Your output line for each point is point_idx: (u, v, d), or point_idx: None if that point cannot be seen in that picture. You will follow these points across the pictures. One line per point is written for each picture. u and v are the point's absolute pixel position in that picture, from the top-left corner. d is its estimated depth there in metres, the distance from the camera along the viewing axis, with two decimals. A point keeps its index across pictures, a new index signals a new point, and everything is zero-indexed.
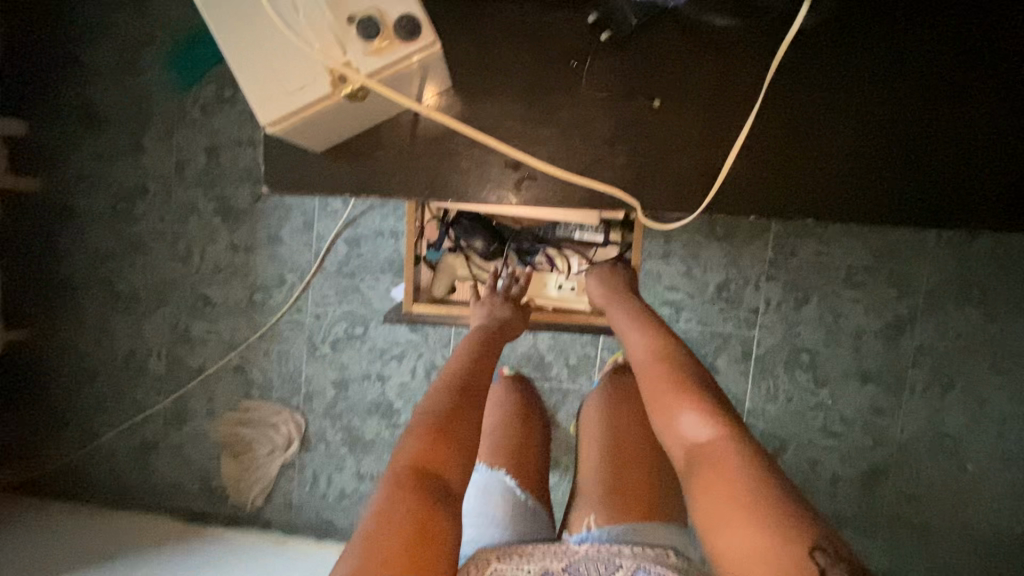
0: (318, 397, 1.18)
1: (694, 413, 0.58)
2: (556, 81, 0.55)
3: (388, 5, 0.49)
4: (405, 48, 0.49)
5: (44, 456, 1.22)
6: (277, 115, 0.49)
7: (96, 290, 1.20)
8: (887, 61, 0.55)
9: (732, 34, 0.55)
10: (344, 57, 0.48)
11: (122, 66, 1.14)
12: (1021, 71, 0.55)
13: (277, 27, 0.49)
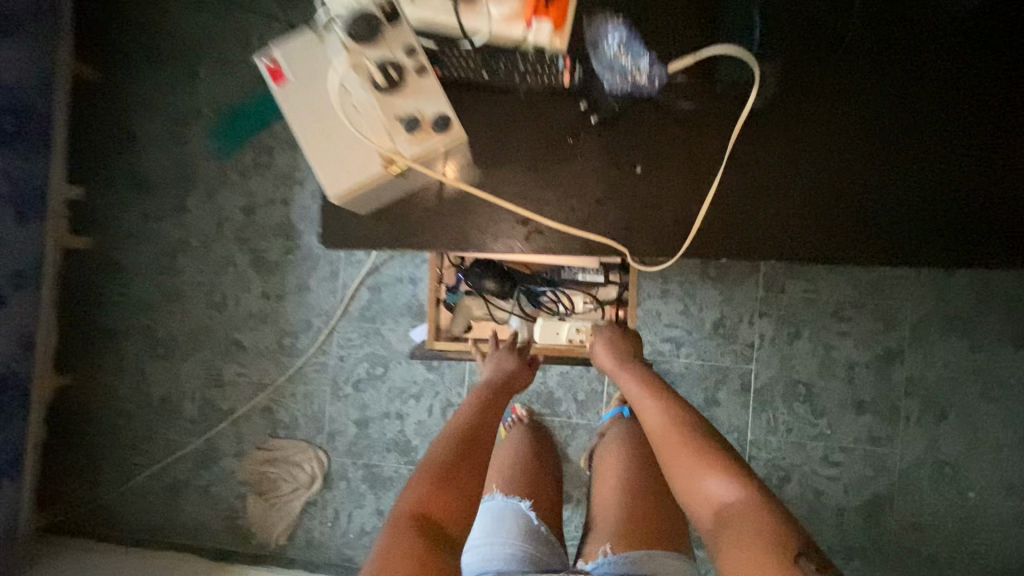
0: (340, 435, 1.25)
1: (717, 475, 0.64)
2: (555, 154, 0.66)
3: (426, 103, 0.60)
4: (437, 137, 0.60)
5: (77, 499, 1.28)
6: (339, 190, 0.60)
7: (136, 337, 1.29)
8: (832, 134, 0.65)
9: (700, 112, 0.65)
10: (392, 145, 0.60)
11: (171, 137, 1.28)
12: (944, 117, 0.65)
13: (341, 120, 0.60)
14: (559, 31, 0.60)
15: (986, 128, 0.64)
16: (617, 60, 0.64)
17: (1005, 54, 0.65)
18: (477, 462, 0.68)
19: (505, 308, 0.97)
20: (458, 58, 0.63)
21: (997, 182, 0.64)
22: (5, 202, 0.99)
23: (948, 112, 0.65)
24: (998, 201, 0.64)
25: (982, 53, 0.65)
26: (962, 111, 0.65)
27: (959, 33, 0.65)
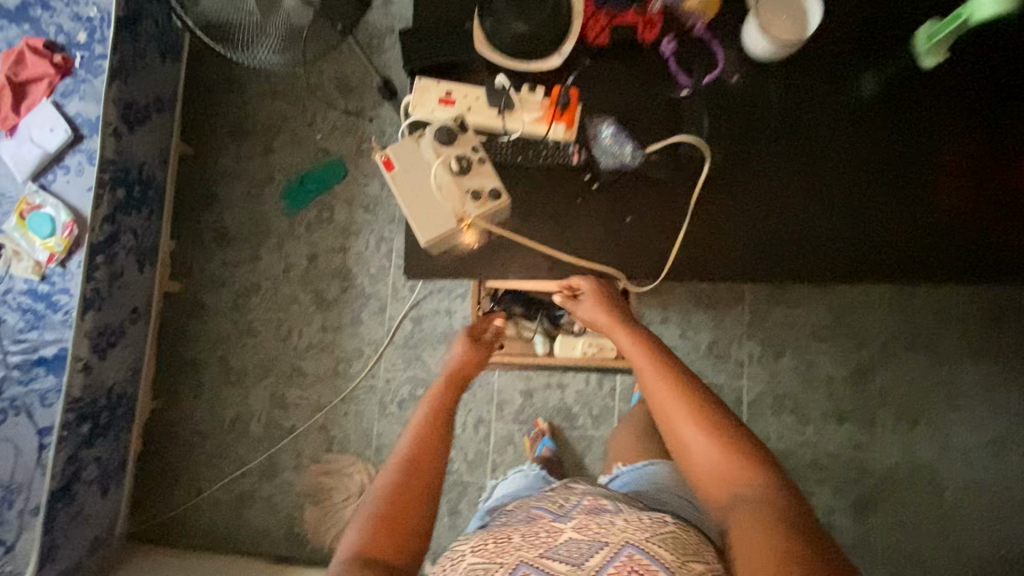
0: (386, 449, 1.44)
1: (712, 446, 0.66)
2: (564, 211, 0.87)
3: (485, 180, 0.82)
4: (493, 205, 0.82)
5: (158, 508, 1.47)
6: (427, 238, 0.82)
7: (214, 366, 1.51)
8: (769, 186, 0.86)
9: (673, 179, 0.86)
10: (463, 208, 0.81)
11: (250, 198, 1.56)
12: (852, 168, 0.85)
13: (428, 188, 0.83)
14: (570, 129, 0.87)
15: (896, 177, 0.84)
16: (610, 147, 0.87)
17: (905, 122, 0.85)
18: (423, 498, 0.72)
19: (531, 328, 1.18)
20: (500, 149, 0.87)
21: (908, 219, 0.83)
22: (133, 254, 1.24)
23: (866, 169, 0.85)
24: (912, 233, 0.83)
25: (887, 122, 0.86)
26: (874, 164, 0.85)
27: (866, 109, 0.86)
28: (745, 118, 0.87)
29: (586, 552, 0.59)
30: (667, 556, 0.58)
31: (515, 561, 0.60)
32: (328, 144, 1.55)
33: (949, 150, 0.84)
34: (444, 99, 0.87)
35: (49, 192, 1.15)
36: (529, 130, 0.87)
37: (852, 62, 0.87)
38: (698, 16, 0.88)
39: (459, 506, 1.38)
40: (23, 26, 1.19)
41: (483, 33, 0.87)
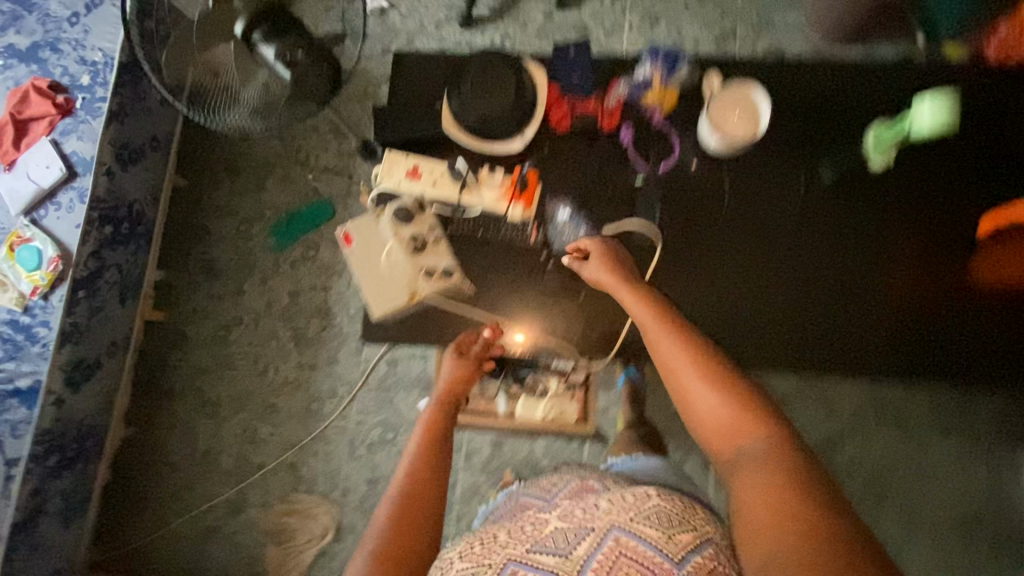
0: (352, 492, 1.44)
1: (712, 389, 0.81)
2: None
3: (443, 258, 1.20)
4: (449, 278, 1.21)
5: (120, 539, 1.45)
6: (386, 304, 1.18)
7: (190, 397, 1.52)
8: (737, 285, 1.25)
9: None
10: (419, 284, 1.19)
11: (239, 233, 1.59)
12: (796, 282, 1.26)
13: (387, 275, 1.22)
14: (527, 208, 1.21)
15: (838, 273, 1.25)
16: (564, 229, 1.24)
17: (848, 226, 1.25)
18: (429, 513, 0.86)
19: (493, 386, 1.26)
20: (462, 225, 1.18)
21: (826, 325, 1.26)
22: (115, 288, 1.27)
23: (809, 283, 1.26)
24: (826, 336, 1.26)
25: (829, 229, 1.25)
26: (827, 268, 1.25)
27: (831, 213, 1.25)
28: (709, 219, 1.27)
29: (575, 540, 0.70)
30: (654, 532, 0.68)
31: (504, 560, 0.69)
32: (318, 185, 1.59)
33: (873, 253, 1.25)
34: (410, 172, 1.18)
35: (39, 227, 1.18)
36: (493, 206, 1.22)
37: (809, 171, 1.26)
38: (657, 106, 1.26)
39: None
40: (30, 66, 1.24)
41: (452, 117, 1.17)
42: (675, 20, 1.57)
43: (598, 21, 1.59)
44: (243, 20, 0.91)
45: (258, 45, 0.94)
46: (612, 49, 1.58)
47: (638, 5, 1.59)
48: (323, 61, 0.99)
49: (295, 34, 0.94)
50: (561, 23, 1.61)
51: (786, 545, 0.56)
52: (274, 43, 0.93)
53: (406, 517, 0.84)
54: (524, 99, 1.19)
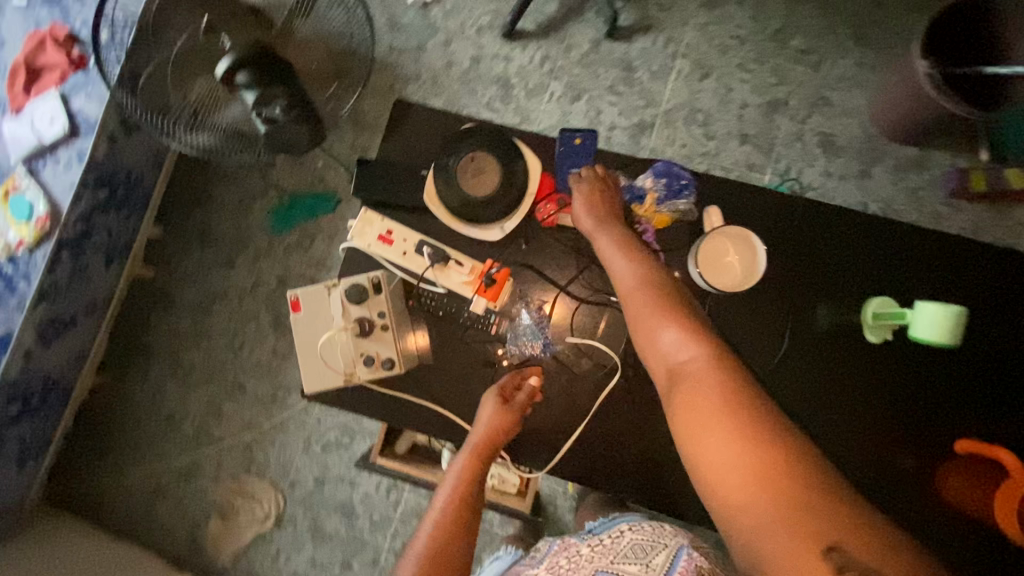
0: (299, 485, 1.47)
1: (670, 328, 0.70)
2: (470, 375, 0.86)
3: (384, 351, 0.83)
4: (385, 373, 0.84)
5: (79, 479, 1.52)
6: (312, 388, 0.85)
7: (165, 359, 1.55)
8: (795, 383, 0.86)
9: (584, 369, 0.87)
10: (353, 370, 0.85)
11: (240, 206, 1.58)
12: (872, 398, 0.86)
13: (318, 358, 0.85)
14: (493, 301, 0.87)
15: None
16: (525, 333, 0.87)
17: (826, 401, 0.86)
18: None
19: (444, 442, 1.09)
20: (427, 301, 0.87)
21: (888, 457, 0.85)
22: (101, 250, 1.29)
23: (887, 409, 0.86)
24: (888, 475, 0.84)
25: (812, 397, 0.86)
26: (902, 392, 0.86)
27: (806, 373, 0.86)
28: (776, 275, 0.88)
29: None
30: (635, 567, 0.68)
31: None
32: (326, 174, 1.56)
33: (891, 418, 0.86)
34: (382, 236, 0.88)
35: (35, 179, 1.17)
36: (453, 290, 0.87)
37: (805, 305, 0.87)
38: (648, 223, 0.88)
39: (352, 561, 1.42)
40: (53, 10, 1.21)
41: (435, 187, 0.87)
42: (726, 77, 1.49)
43: (646, 61, 1.51)
44: (228, 58, 0.74)
45: (240, 86, 0.76)
46: (653, 94, 1.50)
47: (691, 52, 1.50)
48: (308, 119, 0.80)
49: (286, 89, 0.77)
50: (607, 54, 1.52)
51: (773, 528, 0.54)
52: (258, 91, 0.75)
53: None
54: (495, 168, 0.85)
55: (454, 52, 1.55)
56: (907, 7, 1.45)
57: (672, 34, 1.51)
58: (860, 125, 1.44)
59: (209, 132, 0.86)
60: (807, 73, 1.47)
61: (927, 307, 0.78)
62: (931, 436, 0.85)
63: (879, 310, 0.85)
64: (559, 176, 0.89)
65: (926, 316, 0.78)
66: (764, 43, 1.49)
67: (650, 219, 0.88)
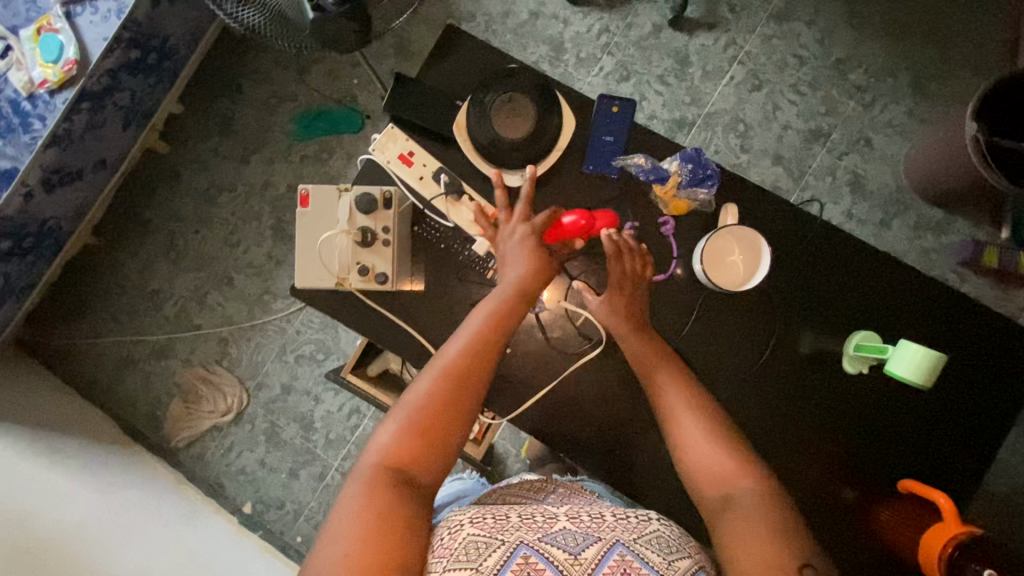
0: (266, 389, 1.49)
1: (715, 453, 0.75)
2: (454, 311, 0.87)
3: (382, 264, 0.84)
4: (377, 286, 0.84)
5: (53, 332, 1.54)
6: (302, 283, 0.84)
7: (161, 237, 1.55)
8: (759, 377, 0.88)
9: (565, 336, 0.88)
10: (346, 275, 0.85)
11: (267, 105, 1.56)
12: (829, 412, 0.88)
13: (317, 251, 0.85)
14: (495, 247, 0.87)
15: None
16: None
17: (790, 418, 0.88)
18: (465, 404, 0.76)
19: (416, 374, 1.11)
20: (431, 232, 0.88)
21: (823, 468, 0.88)
22: (121, 112, 1.28)
23: (837, 425, 0.88)
24: (819, 484, 0.87)
25: (774, 408, 0.88)
26: (857, 417, 0.88)
27: (775, 381, 0.88)
28: (771, 286, 0.89)
29: (583, 544, 0.69)
30: (655, 557, 0.70)
31: (516, 541, 0.68)
32: (358, 93, 1.54)
33: (838, 435, 0.88)
34: (403, 156, 0.87)
35: (70, 23, 1.15)
36: (460, 227, 0.87)
37: (791, 318, 0.89)
38: (663, 203, 0.88)
39: (299, 472, 1.46)
40: None
41: (465, 120, 0.86)
42: (776, 95, 1.47)
43: (702, 59, 1.48)
44: None
45: None
46: (700, 93, 1.48)
47: (749, 61, 1.48)
48: (357, 18, 0.77)
49: None
50: (666, 43, 1.49)
51: None
52: None
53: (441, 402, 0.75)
54: (528, 113, 0.85)
55: (514, 2, 1.52)
56: (971, 69, 1.43)
57: (735, 37, 1.48)
58: (893, 175, 1.44)
59: (255, 10, 0.84)
60: (856, 110, 1.45)
61: (909, 346, 0.80)
62: (868, 463, 0.88)
63: (863, 341, 0.86)
64: (592, 142, 0.88)
65: (905, 354, 0.81)
66: (822, 70, 1.46)
67: (667, 205, 0.88)
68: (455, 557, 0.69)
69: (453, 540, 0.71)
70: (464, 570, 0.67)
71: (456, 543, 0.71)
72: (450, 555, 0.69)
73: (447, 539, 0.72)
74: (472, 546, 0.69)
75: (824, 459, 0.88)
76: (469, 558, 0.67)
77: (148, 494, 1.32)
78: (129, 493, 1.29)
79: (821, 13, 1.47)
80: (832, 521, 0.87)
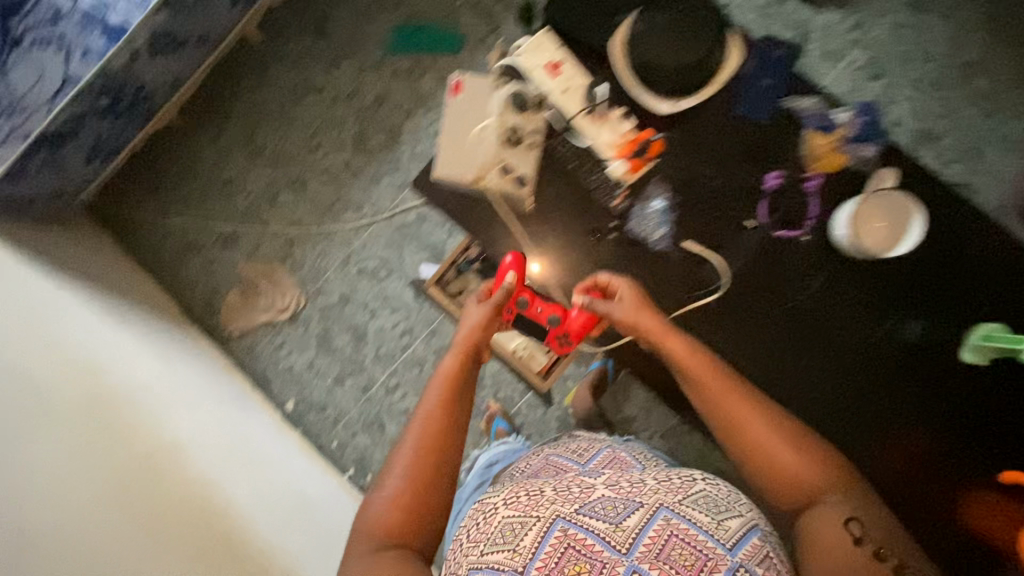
0: (324, 295, 1.51)
1: (784, 453, 0.77)
2: (583, 234, 1.03)
3: (523, 164, 1.02)
4: (512, 186, 1.02)
5: (123, 204, 1.55)
6: (444, 171, 1.03)
7: (241, 128, 1.54)
8: (858, 353, 0.97)
9: (672, 278, 1.02)
10: (485, 173, 1.03)
11: (367, 11, 1.52)
12: (916, 398, 0.96)
13: (472, 146, 1.04)
14: (628, 172, 1.01)
15: (840, 435, 0.97)
16: (648, 219, 1.02)
17: (877, 395, 0.96)
18: (440, 457, 0.82)
19: None
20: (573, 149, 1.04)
21: (898, 446, 0.95)
22: None
23: (920, 412, 0.95)
24: (890, 458, 0.95)
25: (865, 383, 0.97)
26: (941, 409, 0.95)
27: (872, 358, 0.96)
28: (891, 270, 0.97)
29: (624, 512, 0.70)
30: (704, 518, 0.70)
31: (552, 515, 0.71)
32: (461, 14, 1.49)
33: (920, 422, 0.95)
34: (549, 70, 1.02)
35: None
36: (598, 146, 1.02)
37: (901, 306, 0.96)
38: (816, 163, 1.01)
39: (345, 380, 1.48)
40: None
41: (625, 48, 1.01)
42: (894, 88, 1.40)
43: (823, 38, 1.42)
44: None
45: None
46: (815, 73, 1.42)
47: (872, 48, 1.41)
48: None
49: None
50: (788, 14, 1.42)
51: None
52: None
53: (422, 470, 0.81)
54: (688, 42, 0.96)
55: None
56: None
57: (862, 21, 1.41)
58: (998, 192, 1.38)
59: None
60: (975, 118, 1.39)
61: None
62: (943, 453, 0.94)
63: (991, 333, 0.92)
64: (749, 89, 1.02)
65: None
66: (947, 70, 1.39)
67: (821, 161, 1.00)
68: (491, 541, 0.72)
69: (490, 523, 0.74)
70: (504, 550, 0.70)
71: (494, 526, 0.73)
72: (487, 538, 0.72)
73: (484, 523, 0.75)
74: (507, 529, 0.72)
75: (916, 442, 0.95)
76: (505, 539, 0.70)
77: (204, 374, 1.36)
78: (186, 368, 1.32)
79: (959, 10, 1.39)
80: (920, 500, 0.94)
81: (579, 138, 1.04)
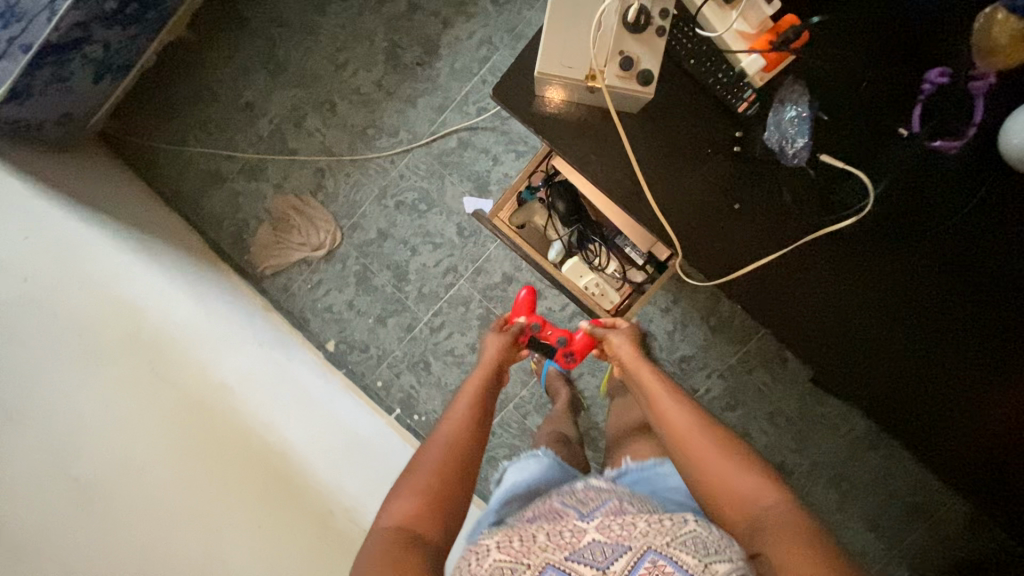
0: (361, 231, 1.40)
1: (736, 471, 0.71)
2: (689, 150, 0.90)
3: (645, 59, 0.85)
4: (632, 85, 0.84)
5: (138, 130, 1.42)
6: (548, 67, 0.84)
7: (260, 43, 1.39)
8: (992, 289, 0.86)
9: (795, 200, 0.89)
10: (601, 68, 0.84)
11: None
12: None
13: (586, 28, 0.85)
14: (763, 70, 0.88)
15: (971, 380, 0.87)
16: (785, 126, 0.88)
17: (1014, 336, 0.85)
18: (469, 455, 0.77)
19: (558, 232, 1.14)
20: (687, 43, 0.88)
21: None
22: None
23: None
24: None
25: (1000, 321, 0.86)
26: None
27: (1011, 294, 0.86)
28: None
29: (611, 556, 0.60)
30: (692, 561, 0.59)
31: (542, 563, 0.60)
32: None
33: None
34: None
35: None
36: (732, 37, 0.88)
37: None
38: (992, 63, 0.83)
39: (387, 319, 1.41)
40: None
41: None
42: None
43: None
44: None
45: None
46: None
47: None
48: None
49: None
50: None
51: None
52: None
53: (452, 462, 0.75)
54: None
55: None
56: None
57: None
58: None
59: None
60: None
61: None
62: None
63: None
64: None
65: None
66: None
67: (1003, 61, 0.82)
68: None
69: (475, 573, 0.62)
70: None
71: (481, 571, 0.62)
72: None
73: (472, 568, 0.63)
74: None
75: None
76: None
77: (242, 313, 1.29)
78: (221, 307, 1.25)
79: None
80: None
81: (710, 26, 0.89)
